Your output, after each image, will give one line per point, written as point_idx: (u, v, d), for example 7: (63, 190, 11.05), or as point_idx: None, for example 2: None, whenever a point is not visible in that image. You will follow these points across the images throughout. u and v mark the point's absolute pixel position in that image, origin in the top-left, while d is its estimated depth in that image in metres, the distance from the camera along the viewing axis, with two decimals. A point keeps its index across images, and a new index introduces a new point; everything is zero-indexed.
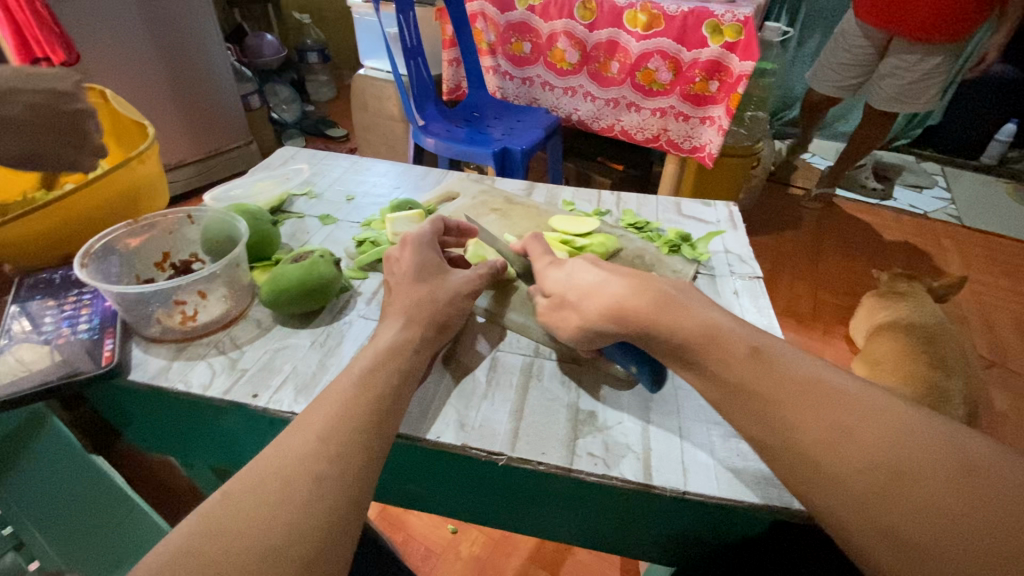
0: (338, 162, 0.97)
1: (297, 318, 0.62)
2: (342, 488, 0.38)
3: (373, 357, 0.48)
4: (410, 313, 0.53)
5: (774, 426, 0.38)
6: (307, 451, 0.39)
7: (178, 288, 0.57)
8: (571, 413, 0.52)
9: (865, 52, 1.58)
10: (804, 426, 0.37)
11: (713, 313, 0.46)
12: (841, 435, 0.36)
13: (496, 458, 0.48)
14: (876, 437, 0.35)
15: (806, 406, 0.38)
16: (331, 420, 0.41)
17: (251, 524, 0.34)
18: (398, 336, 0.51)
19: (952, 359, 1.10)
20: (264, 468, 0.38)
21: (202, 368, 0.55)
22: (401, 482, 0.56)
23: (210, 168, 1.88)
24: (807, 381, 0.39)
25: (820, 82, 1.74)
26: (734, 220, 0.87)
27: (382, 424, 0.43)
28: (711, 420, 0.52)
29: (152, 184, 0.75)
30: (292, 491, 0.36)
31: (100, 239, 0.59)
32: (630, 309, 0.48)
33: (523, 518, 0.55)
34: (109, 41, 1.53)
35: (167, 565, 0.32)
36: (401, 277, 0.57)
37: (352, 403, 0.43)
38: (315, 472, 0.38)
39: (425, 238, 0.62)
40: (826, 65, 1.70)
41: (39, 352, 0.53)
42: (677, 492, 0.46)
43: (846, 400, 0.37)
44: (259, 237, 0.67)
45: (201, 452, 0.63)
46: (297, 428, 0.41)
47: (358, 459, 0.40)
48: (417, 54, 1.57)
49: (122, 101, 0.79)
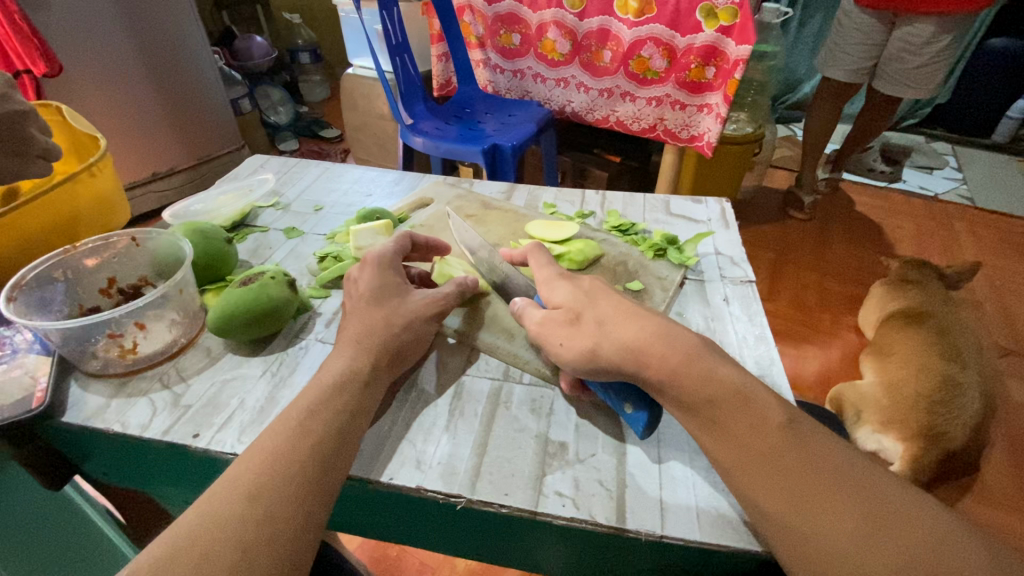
0: (309, 170, 0.92)
1: (248, 344, 0.58)
2: (270, 555, 0.35)
3: (316, 395, 0.44)
4: (363, 342, 0.49)
5: (774, 498, 0.36)
6: (231, 513, 0.36)
7: (114, 321, 0.53)
8: (540, 445, 0.48)
9: (872, 34, 1.46)
10: (825, 516, 0.34)
11: (689, 339, 0.42)
12: (866, 535, 0.33)
13: (455, 500, 0.44)
14: (905, 542, 0.32)
15: (830, 493, 0.35)
16: (261, 473, 0.38)
17: None
18: (347, 369, 0.47)
19: (967, 350, 1.03)
20: (178, 535, 0.34)
21: (142, 406, 0.51)
22: (360, 518, 0.51)
23: (203, 174, 1.86)
24: (835, 465, 0.36)
25: (827, 71, 1.59)
26: (727, 218, 0.81)
27: (322, 475, 0.40)
28: (693, 449, 0.48)
29: (109, 199, 0.68)
30: (212, 562, 0.33)
31: (33, 268, 0.55)
32: (597, 340, 0.44)
33: (490, 557, 0.50)
34: (92, 50, 1.49)
35: None
36: (356, 299, 0.53)
37: (286, 452, 0.40)
38: (241, 539, 0.35)
39: (387, 256, 0.57)
40: (832, 51, 1.56)
41: (43, 363, 0.54)
42: (653, 537, 0.41)
43: (873, 493, 0.34)
44: (211, 257, 0.63)
45: (159, 489, 0.58)
46: (222, 485, 0.38)
47: (291, 520, 0.37)
48: (403, 51, 1.52)
49: (75, 115, 0.74)
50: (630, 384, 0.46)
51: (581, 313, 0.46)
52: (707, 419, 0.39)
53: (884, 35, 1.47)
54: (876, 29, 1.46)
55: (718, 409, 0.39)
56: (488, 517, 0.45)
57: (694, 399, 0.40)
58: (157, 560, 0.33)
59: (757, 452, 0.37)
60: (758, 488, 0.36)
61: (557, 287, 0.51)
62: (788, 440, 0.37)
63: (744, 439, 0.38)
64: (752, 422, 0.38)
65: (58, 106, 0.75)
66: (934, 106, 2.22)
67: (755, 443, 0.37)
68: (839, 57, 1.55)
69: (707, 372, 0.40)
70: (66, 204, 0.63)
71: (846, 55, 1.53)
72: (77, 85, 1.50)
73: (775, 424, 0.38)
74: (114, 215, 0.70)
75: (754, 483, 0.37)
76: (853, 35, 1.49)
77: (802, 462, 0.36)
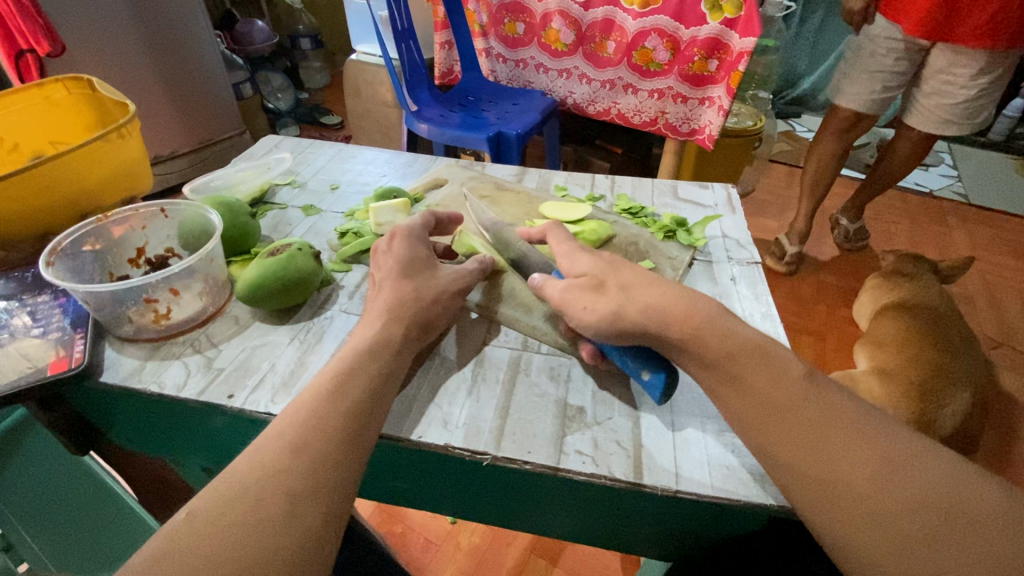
0: (323, 151, 0.94)
1: (275, 313, 0.60)
2: (317, 503, 0.37)
3: (350, 359, 0.46)
4: (392, 312, 0.51)
5: (789, 450, 0.38)
6: (279, 465, 0.38)
7: (149, 286, 0.55)
8: (560, 409, 0.50)
9: (901, 58, 1.22)
10: (839, 465, 0.37)
11: (703, 313, 0.45)
12: (882, 481, 0.35)
13: (480, 457, 0.46)
14: (916, 490, 0.35)
15: (846, 444, 0.37)
16: (305, 428, 0.40)
17: (227, 542, 0.33)
18: (378, 337, 0.49)
19: (958, 340, 1.07)
20: (231, 484, 0.36)
21: (177, 368, 0.54)
22: (385, 478, 0.54)
23: (206, 159, 1.86)
24: (853, 421, 0.38)
25: (836, 101, 1.33)
26: (733, 203, 0.84)
27: (360, 430, 0.42)
28: (705, 413, 0.51)
29: (135, 164, 0.69)
30: (263, 508, 0.35)
31: (68, 235, 0.58)
32: (622, 302, 0.46)
33: (509, 515, 0.53)
34: (95, 32, 1.49)
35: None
36: (382, 271, 0.55)
37: (325, 411, 0.42)
38: (289, 488, 0.37)
39: (412, 231, 0.60)
40: (842, 75, 1.31)
41: (42, 347, 0.53)
42: (668, 492, 0.44)
43: (887, 443, 0.37)
44: (236, 230, 0.65)
45: (187, 452, 0.60)
46: (267, 439, 0.40)
47: (334, 473, 0.39)
48: (409, 38, 1.53)
49: (107, 87, 0.74)
50: (647, 348, 0.48)
51: (604, 279, 0.49)
52: (723, 379, 0.42)
53: (912, 63, 1.24)
54: (907, 52, 1.22)
55: (733, 371, 0.42)
56: (512, 474, 0.47)
57: (713, 358, 0.43)
58: (216, 504, 0.35)
59: (774, 411, 0.40)
60: (773, 442, 0.39)
61: (578, 258, 0.53)
62: (806, 395, 0.40)
63: (761, 398, 0.40)
64: (765, 382, 0.41)
65: (86, 78, 0.75)
66: None
67: (773, 400, 0.40)
68: (855, 80, 1.28)
69: (725, 336, 0.43)
70: (94, 165, 0.64)
71: (868, 78, 1.26)
72: (82, 68, 1.50)
73: (787, 390, 0.40)
74: (137, 181, 0.71)
75: (769, 441, 0.39)
76: (876, 56, 1.24)
77: (815, 419, 0.39)
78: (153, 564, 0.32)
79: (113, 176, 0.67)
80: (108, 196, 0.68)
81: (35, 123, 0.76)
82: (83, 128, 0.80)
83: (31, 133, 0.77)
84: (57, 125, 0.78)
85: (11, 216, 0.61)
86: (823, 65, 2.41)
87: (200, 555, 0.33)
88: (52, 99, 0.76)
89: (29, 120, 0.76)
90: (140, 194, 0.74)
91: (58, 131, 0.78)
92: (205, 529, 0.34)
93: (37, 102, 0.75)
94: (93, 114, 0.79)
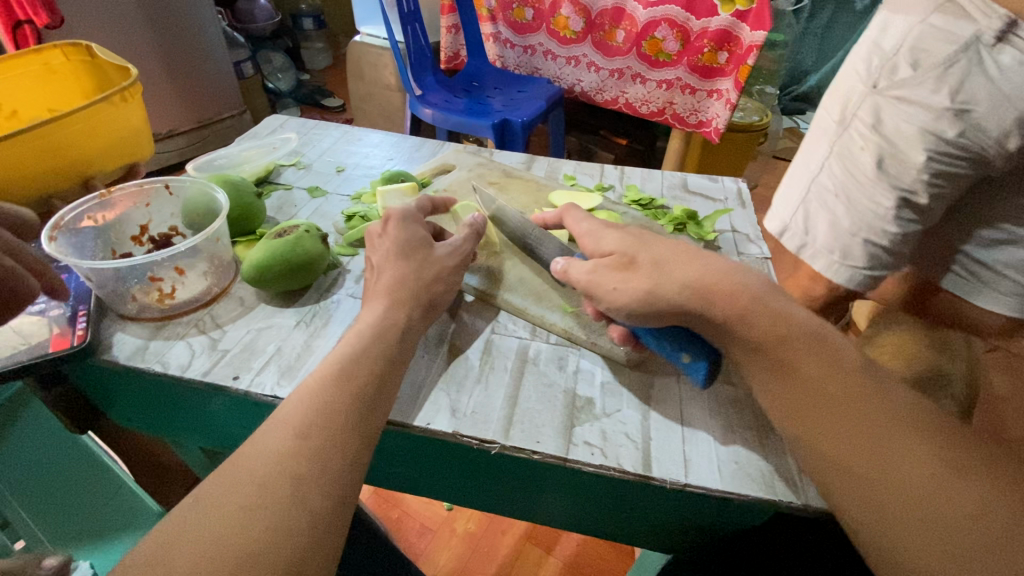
0: (329, 132, 0.92)
1: (280, 296, 0.59)
2: (325, 489, 0.36)
3: (360, 341, 0.46)
4: (399, 296, 0.51)
5: (842, 439, 0.38)
6: (287, 449, 0.37)
7: (154, 265, 0.54)
8: (568, 399, 0.51)
9: (891, 221, 0.62)
10: (896, 458, 0.36)
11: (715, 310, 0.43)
12: (947, 478, 0.34)
13: (488, 446, 0.46)
14: (983, 489, 0.34)
15: (907, 441, 0.36)
16: (312, 413, 0.39)
17: (236, 525, 0.33)
18: (386, 319, 0.49)
19: None
20: (239, 469, 0.36)
21: (181, 348, 0.53)
22: (389, 465, 0.54)
23: (205, 138, 1.83)
24: (914, 415, 0.38)
25: (818, 238, 0.68)
26: (743, 198, 0.83)
27: (365, 416, 0.41)
28: (713, 409, 0.51)
29: (134, 130, 0.67)
30: (271, 492, 0.34)
31: (71, 209, 0.57)
32: (655, 282, 0.45)
33: (511, 505, 0.53)
34: (93, 5, 1.45)
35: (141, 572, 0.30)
36: (382, 253, 0.55)
37: (331, 396, 0.41)
38: (296, 472, 0.36)
39: (409, 213, 0.59)
40: (851, 198, 0.63)
41: (36, 324, 0.52)
42: (677, 485, 0.44)
43: (949, 442, 0.36)
44: (242, 210, 0.64)
45: (189, 435, 0.59)
46: (276, 422, 0.39)
47: (339, 460, 0.38)
48: (415, 20, 1.50)
49: (107, 52, 0.72)
50: (685, 332, 0.47)
51: (633, 257, 0.48)
52: None
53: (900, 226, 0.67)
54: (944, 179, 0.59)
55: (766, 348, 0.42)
56: (521, 464, 0.47)
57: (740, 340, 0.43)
58: (224, 488, 0.34)
59: (830, 399, 0.39)
60: (819, 433, 0.39)
61: (619, 240, 0.51)
62: (864, 385, 0.39)
63: (817, 382, 0.40)
64: (810, 364, 0.41)
65: (85, 44, 0.74)
66: None
67: (826, 388, 0.40)
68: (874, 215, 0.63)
69: (777, 315, 0.43)
70: (96, 131, 0.63)
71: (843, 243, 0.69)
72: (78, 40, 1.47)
73: (850, 369, 0.40)
74: (137, 148, 0.69)
75: (814, 428, 0.39)
76: (848, 204, 0.64)
77: (864, 407, 0.38)
78: (159, 551, 0.31)
79: (113, 140, 0.65)
80: (105, 160, 0.66)
81: (33, 89, 0.74)
82: (83, 95, 0.78)
83: (28, 101, 0.75)
84: (56, 93, 0.76)
85: (12, 181, 0.59)
86: (830, 62, 2.41)
87: (209, 539, 0.32)
88: (50, 65, 0.74)
89: (28, 87, 0.74)
90: (142, 161, 0.72)
91: (57, 99, 0.77)
92: (215, 513, 0.33)
93: (34, 68, 0.73)
94: (92, 80, 0.77)
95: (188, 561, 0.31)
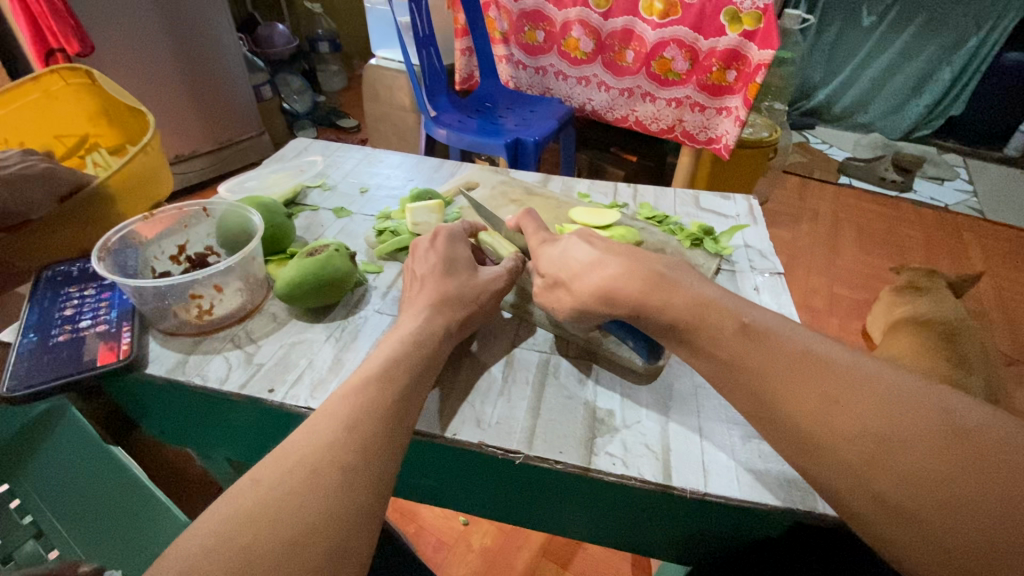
0: (351, 154, 0.96)
1: (311, 311, 0.62)
2: (370, 480, 0.37)
3: (398, 347, 0.48)
4: (435, 306, 0.53)
5: (759, 400, 0.40)
6: (334, 439, 0.38)
7: (195, 283, 0.57)
8: (589, 411, 0.52)
9: None
10: (793, 402, 0.37)
11: (738, 305, 0.45)
12: (835, 408, 0.36)
13: (513, 456, 0.48)
14: (878, 413, 0.34)
15: (804, 377, 0.38)
16: (357, 408, 0.41)
17: (289, 507, 0.33)
18: (422, 329, 0.51)
19: (973, 355, 1.07)
20: (291, 456, 0.36)
21: (218, 362, 0.56)
22: (414, 475, 0.56)
23: (225, 159, 1.89)
24: (814, 357, 0.39)
25: None
26: (755, 214, 0.85)
27: (402, 414, 0.43)
28: (732, 420, 0.52)
29: (158, 172, 0.80)
30: (321, 477, 0.35)
31: (117, 231, 0.61)
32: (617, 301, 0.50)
33: (531, 515, 0.55)
34: (122, 32, 1.52)
35: (209, 549, 0.30)
36: (426, 266, 0.58)
37: (376, 393, 0.43)
38: (342, 462, 0.37)
39: (456, 232, 0.63)
40: None
41: (77, 344, 0.55)
42: (697, 494, 0.46)
43: (845, 372, 0.37)
44: (273, 231, 0.67)
45: (218, 445, 0.62)
46: (321, 415, 0.40)
47: (380, 453, 0.39)
48: (429, 43, 1.54)
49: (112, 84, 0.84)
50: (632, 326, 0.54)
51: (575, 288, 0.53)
52: None
53: None
54: None
55: None
56: (543, 473, 0.49)
57: None
58: (277, 471, 0.35)
59: (731, 361, 0.41)
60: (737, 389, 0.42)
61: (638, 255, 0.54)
62: (763, 349, 0.41)
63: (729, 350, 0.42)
64: (751, 359, 0.41)
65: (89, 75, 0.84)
66: (948, 117, 2.34)
67: (725, 356, 0.42)
68: None
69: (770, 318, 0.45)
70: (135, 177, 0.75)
71: None
72: (106, 66, 1.53)
73: (747, 332, 0.42)
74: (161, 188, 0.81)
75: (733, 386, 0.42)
76: None
77: (766, 364, 0.40)
78: (220, 531, 0.31)
79: (145, 183, 0.77)
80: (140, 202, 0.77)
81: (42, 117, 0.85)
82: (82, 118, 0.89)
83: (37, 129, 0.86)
84: (59, 116, 0.87)
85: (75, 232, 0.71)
86: (839, 77, 2.44)
87: (266, 518, 0.32)
88: (49, 91, 0.85)
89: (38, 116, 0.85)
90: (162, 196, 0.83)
91: (61, 121, 0.88)
92: (268, 492, 0.34)
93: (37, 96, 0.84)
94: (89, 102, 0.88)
95: (249, 535, 0.31)
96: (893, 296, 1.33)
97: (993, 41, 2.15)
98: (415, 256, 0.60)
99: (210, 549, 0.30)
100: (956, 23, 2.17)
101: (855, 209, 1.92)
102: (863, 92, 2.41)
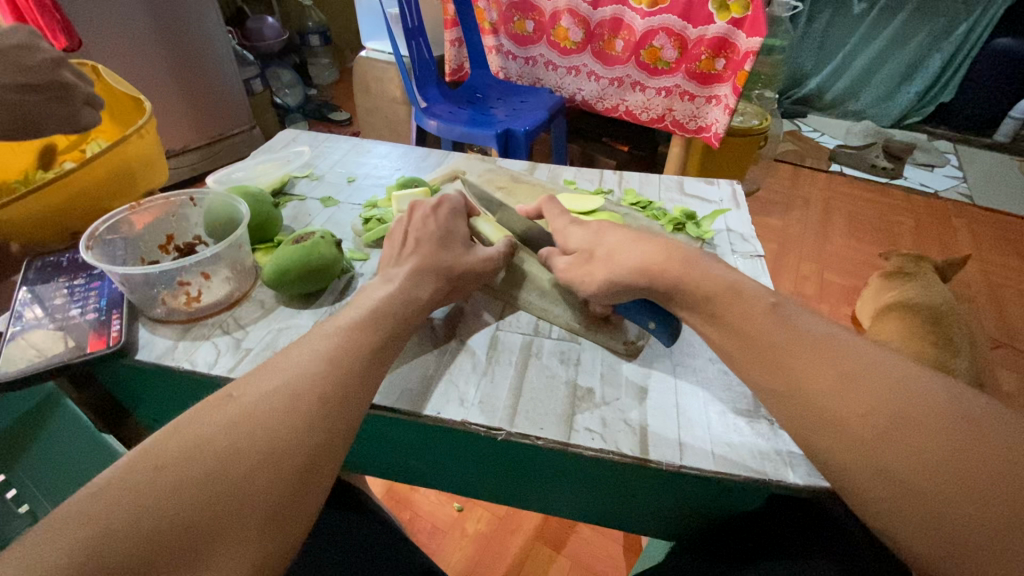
0: (340, 145, 0.97)
1: (299, 298, 0.63)
2: (350, 416, 0.39)
3: (382, 305, 0.50)
4: (420, 266, 0.55)
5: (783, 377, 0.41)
6: (317, 368, 0.40)
7: (182, 270, 0.58)
8: (570, 390, 0.54)
9: None
10: (811, 377, 0.39)
11: (711, 279, 0.47)
12: (851, 381, 0.38)
13: (495, 432, 0.49)
14: (888, 390, 0.36)
15: (821, 356, 0.40)
16: (340, 345, 0.43)
17: (270, 425, 0.35)
18: (410, 301, 0.52)
19: (959, 339, 1.09)
20: (278, 376, 0.38)
21: (207, 347, 0.57)
22: (403, 456, 0.58)
23: (216, 153, 1.89)
24: (797, 340, 0.41)
25: None
26: (738, 199, 0.86)
27: (383, 363, 0.44)
28: (710, 397, 0.53)
29: (149, 160, 0.76)
30: (304, 402, 0.37)
31: (104, 221, 0.61)
32: (611, 270, 0.52)
33: (517, 493, 0.57)
34: (109, 26, 1.51)
35: (190, 450, 0.32)
36: (416, 232, 0.59)
37: (361, 334, 0.45)
38: (324, 391, 0.39)
39: (457, 207, 0.64)
40: None
41: (54, 338, 0.55)
42: (673, 467, 0.47)
43: (863, 355, 0.39)
44: (261, 219, 0.68)
45: None
46: (310, 350, 0.42)
47: (362, 396, 0.41)
48: (419, 35, 1.54)
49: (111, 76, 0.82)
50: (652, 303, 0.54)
51: (595, 249, 0.55)
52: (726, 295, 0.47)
53: None
54: None
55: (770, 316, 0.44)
56: (525, 450, 0.50)
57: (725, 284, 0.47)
58: (266, 392, 0.37)
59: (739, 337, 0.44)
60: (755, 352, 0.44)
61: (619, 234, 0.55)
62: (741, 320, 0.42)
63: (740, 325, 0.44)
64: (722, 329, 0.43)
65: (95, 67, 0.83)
66: (938, 103, 2.36)
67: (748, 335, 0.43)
68: None
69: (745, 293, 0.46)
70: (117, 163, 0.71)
71: None
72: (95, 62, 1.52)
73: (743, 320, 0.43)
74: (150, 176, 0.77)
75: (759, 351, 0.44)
76: None
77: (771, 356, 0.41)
78: (201, 443, 0.33)
79: (132, 169, 0.73)
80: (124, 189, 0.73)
81: None
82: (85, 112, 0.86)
83: None
84: None
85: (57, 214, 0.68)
86: (830, 64, 2.45)
87: (250, 430, 0.34)
88: None
89: None
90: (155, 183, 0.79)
91: None
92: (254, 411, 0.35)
93: None
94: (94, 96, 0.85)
95: (234, 441, 0.34)
96: (881, 284, 1.34)
97: (982, 27, 2.17)
98: (412, 216, 0.61)
99: (191, 449, 0.32)
100: (947, 9, 2.18)
101: (845, 197, 1.93)
102: (854, 79, 2.42)
